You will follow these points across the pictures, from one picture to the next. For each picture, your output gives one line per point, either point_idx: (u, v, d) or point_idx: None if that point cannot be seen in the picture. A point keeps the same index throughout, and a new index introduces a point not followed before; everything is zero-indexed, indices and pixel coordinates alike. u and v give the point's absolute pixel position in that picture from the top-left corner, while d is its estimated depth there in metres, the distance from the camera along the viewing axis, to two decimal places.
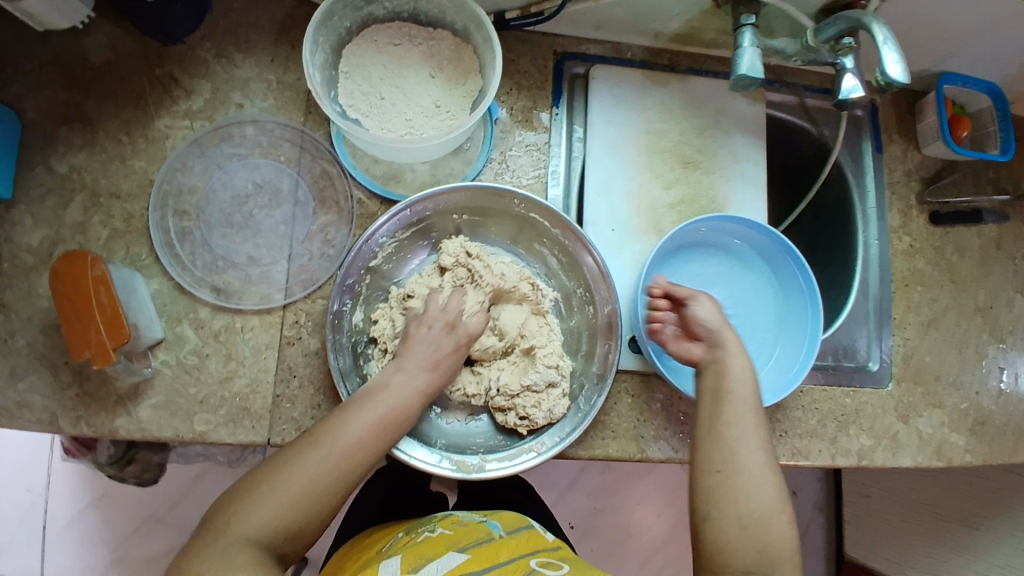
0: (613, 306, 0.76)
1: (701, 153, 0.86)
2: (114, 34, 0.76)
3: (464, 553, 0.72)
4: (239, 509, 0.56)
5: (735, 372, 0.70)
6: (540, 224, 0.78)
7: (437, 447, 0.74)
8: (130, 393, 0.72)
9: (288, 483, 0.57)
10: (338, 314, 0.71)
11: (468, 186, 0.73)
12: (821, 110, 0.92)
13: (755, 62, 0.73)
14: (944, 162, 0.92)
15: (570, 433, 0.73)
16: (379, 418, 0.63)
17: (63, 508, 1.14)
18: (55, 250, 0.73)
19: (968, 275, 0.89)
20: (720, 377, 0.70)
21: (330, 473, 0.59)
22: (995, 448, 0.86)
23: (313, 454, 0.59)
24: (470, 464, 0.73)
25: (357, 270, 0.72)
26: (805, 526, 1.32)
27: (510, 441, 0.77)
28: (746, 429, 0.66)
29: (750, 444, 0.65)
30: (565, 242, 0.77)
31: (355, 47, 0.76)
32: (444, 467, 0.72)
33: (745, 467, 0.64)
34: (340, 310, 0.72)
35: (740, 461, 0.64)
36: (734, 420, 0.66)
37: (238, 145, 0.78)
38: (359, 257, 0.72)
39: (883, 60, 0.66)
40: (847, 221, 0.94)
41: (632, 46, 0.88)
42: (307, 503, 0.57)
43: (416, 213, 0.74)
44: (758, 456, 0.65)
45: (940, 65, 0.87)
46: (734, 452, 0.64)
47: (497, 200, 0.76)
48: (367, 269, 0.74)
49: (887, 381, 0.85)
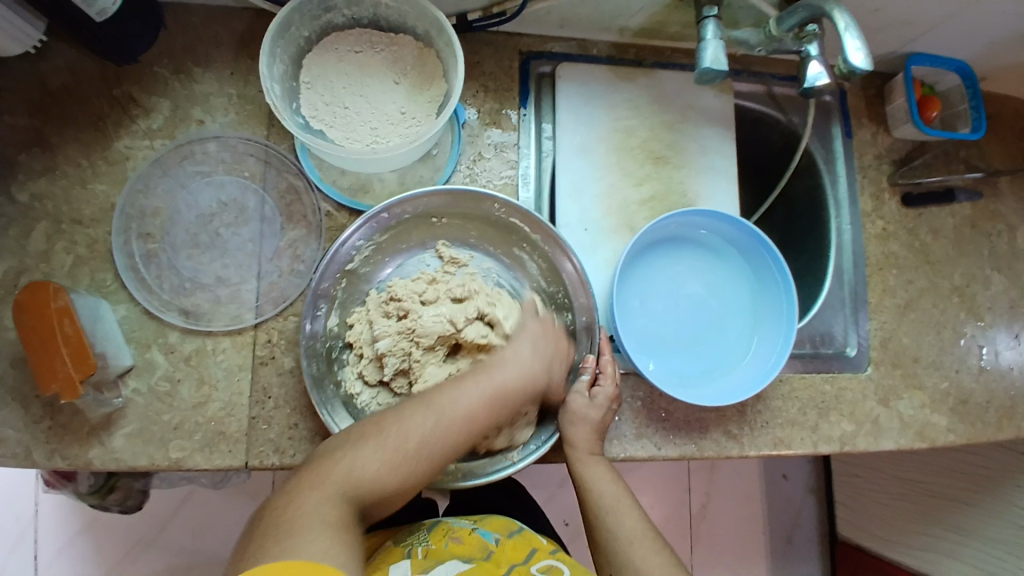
0: (591, 315, 0.76)
1: (672, 147, 0.86)
2: (67, 53, 0.74)
3: (466, 563, 0.74)
4: (308, 484, 0.56)
5: (595, 480, 0.70)
6: (519, 230, 0.76)
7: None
8: (103, 422, 0.70)
9: (396, 439, 0.60)
10: (313, 318, 0.70)
11: (446, 190, 0.72)
12: (789, 99, 0.92)
13: (719, 55, 0.72)
14: (914, 144, 0.92)
15: (546, 444, 0.73)
16: (490, 394, 0.66)
17: (54, 534, 1.11)
18: (18, 281, 0.71)
19: (942, 256, 0.90)
20: (581, 489, 0.71)
21: (440, 435, 0.62)
22: (978, 426, 0.86)
23: (430, 416, 0.62)
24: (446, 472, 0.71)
25: (332, 274, 0.71)
26: (797, 508, 1.33)
27: None
28: (623, 523, 0.68)
29: (627, 538, 0.67)
30: (545, 248, 0.76)
31: (315, 57, 0.75)
32: None
33: (629, 555, 0.65)
34: (315, 313, 0.71)
35: (621, 555, 0.66)
36: (610, 517, 0.68)
37: (200, 163, 0.77)
38: (334, 262, 0.71)
39: (845, 48, 0.66)
40: (821, 207, 0.93)
41: (598, 42, 0.87)
42: (409, 464, 0.60)
43: (394, 217, 0.73)
44: (642, 541, 0.66)
45: (907, 47, 0.87)
46: (616, 548, 0.66)
47: (476, 204, 0.75)
48: (343, 272, 0.73)
49: (865, 367, 0.85)
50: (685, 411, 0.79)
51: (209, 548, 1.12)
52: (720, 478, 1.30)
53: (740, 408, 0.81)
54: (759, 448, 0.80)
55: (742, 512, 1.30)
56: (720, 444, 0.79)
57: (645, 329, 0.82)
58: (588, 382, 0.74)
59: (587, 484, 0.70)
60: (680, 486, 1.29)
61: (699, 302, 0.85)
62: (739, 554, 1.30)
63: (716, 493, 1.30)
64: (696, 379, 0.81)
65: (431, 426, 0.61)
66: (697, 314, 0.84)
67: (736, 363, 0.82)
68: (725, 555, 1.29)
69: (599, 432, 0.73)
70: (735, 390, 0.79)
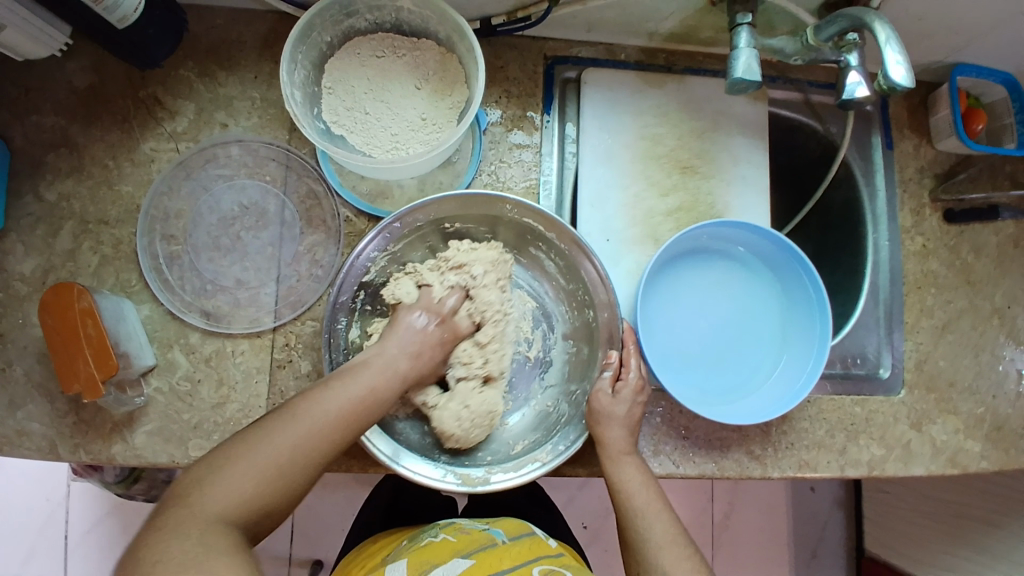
0: (612, 312, 0.73)
1: (700, 156, 0.83)
2: (94, 56, 0.76)
3: (467, 560, 0.73)
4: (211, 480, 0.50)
5: (622, 494, 0.68)
6: (535, 229, 0.75)
7: (441, 461, 0.73)
8: (125, 420, 0.72)
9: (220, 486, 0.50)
10: (332, 332, 0.70)
11: (457, 196, 0.71)
12: (827, 106, 0.89)
13: (751, 64, 0.69)
14: (959, 156, 0.87)
15: (575, 442, 0.72)
16: (357, 397, 0.59)
17: (82, 517, 1.14)
18: (47, 279, 0.73)
19: (984, 276, 0.86)
20: (612, 491, 0.69)
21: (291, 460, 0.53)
22: (1013, 455, 0.82)
23: (295, 423, 0.54)
24: (475, 477, 0.71)
25: (349, 287, 0.71)
26: (822, 523, 1.30)
27: (521, 452, 0.75)
28: (653, 527, 0.65)
29: (657, 542, 0.64)
30: (562, 246, 0.74)
31: (337, 62, 0.75)
32: (449, 481, 0.70)
33: (659, 561, 0.63)
34: (335, 328, 0.70)
35: (650, 560, 0.63)
36: (639, 519, 0.66)
37: (223, 166, 0.77)
38: (351, 274, 0.70)
39: (886, 61, 0.62)
40: (856, 221, 0.90)
41: (626, 46, 0.85)
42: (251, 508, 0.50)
43: (406, 226, 0.72)
44: (673, 546, 0.64)
45: (954, 55, 0.83)
46: (645, 553, 0.64)
47: (487, 207, 0.74)
48: (361, 284, 0.72)
49: (898, 389, 0.82)
50: (705, 428, 0.78)
51: None
52: (744, 489, 1.28)
53: (763, 427, 0.79)
54: (782, 469, 0.78)
55: (765, 525, 1.28)
56: (741, 464, 0.78)
57: (669, 343, 0.80)
58: (613, 377, 0.72)
59: (614, 495, 0.68)
60: (703, 496, 1.27)
61: (725, 315, 0.82)
62: (760, 565, 1.28)
63: (739, 503, 1.28)
64: (718, 399, 0.79)
65: (297, 434, 0.54)
66: (724, 331, 0.82)
67: (761, 380, 0.80)
68: (746, 567, 1.28)
69: (631, 429, 0.71)
70: (761, 409, 0.77)
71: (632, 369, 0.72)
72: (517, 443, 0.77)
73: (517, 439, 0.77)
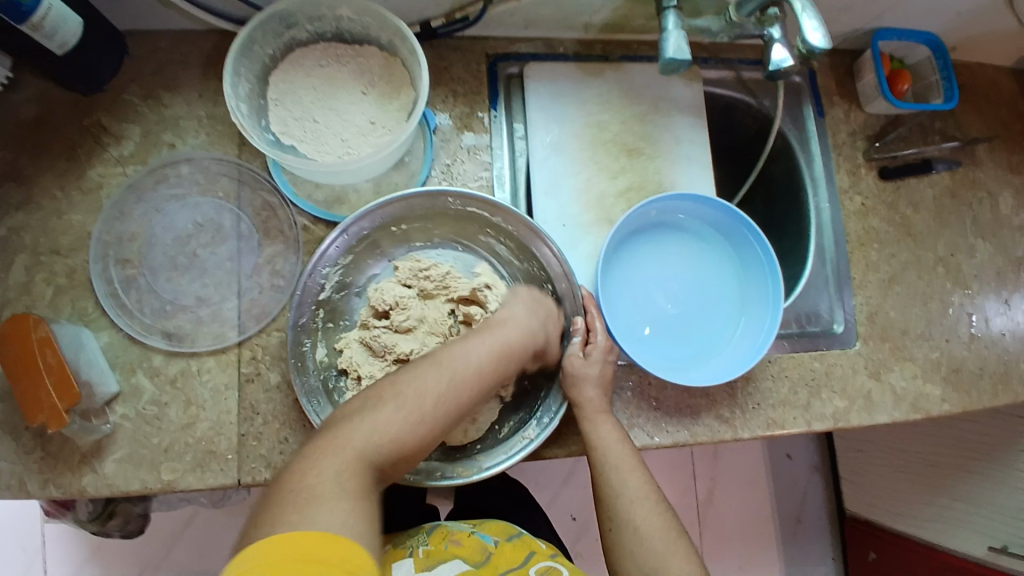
0: (570, 281, 0.76)
1: (644, 139, 0.86)
2: (36, 87, 0.75)
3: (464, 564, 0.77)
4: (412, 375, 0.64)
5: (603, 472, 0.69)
6: (480, 216, 0.77)
7: (432, 459, 0.73)
8: (93, 449, 0.71)
9: (357, 431, 0.58)
10: (299, 354, 0.71)
11: (402, 196, 0.72)
12: (759, 82, 0.92)
13: (681, 44, 0.72)
14: (888, 118, 0.92)
15: (558, 413, 0.74)
16: (498, 347, 0.69)
17: (61, 566, 1.10)
18: (1, 314, 0.72)
19: (924, 228, 0.89)
20: (590, 451, 0.69)
21: (431, 410, 0.62)
22: (972, 395, 0.85)
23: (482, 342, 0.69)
24: (470, 468, 0.72)
25: (308, 307, 0.71)
26: (803, 490, 1.32)
27: (508, 433, 0.76)
28: (627, 483, 0.68)
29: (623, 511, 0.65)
30: (511, 228, 0.76)
31: (283, 74, 0.76)
32: (446, 477, 0.71)
33: (630, 515, 0.67)
34: (300, 349, 0.71)
35: (623, 513, 0.67)
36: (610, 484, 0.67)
37: (175, 186, 0.78)
38: (306, 293, 0.71)
39: (803, 28, 0.66)
40: (797, 188, 0.93)
41: (564, 40, 0.88)
42: (396, 442, 0.59)
43: (354, 235, 0.73)
44: (643, 501, 0.67)
45: (872, 23, 0.87)
46: (617, 504, 0.67)
47: (431, 203, 0.75)
48: (318, 302, 0.73)
49: (853, 342, 0.85)
50: (675, 396, 0.79)
51: (212, 568, 1.12)
52: (724, 465, 1.30)
53: (729, 391, 0.81)
54: (752, 431, 0.80)
55: (749, 497, 1.30)
56: (713, 429, 0.79)
57: (631, 317, 0.82)
58: (581, 343, 0.75)
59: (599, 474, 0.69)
60: (685, 475, 1.28)
61: (685, 286, 0.85)
62: (749, 539, 1.29)
63: (722, 480, 1.29)
64: (684, 363, 0.81)
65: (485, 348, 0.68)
66: (685, 301, 0.84)
67: (725, 342, 0.82)
68: (734, 542, 1.29)
69: (605, 388, 0.72)
70: (727, 368, 0.79)
71: (600, 333, 0.75)
72: (502, 427, 0.77)
73: (502, 422, 0.78)
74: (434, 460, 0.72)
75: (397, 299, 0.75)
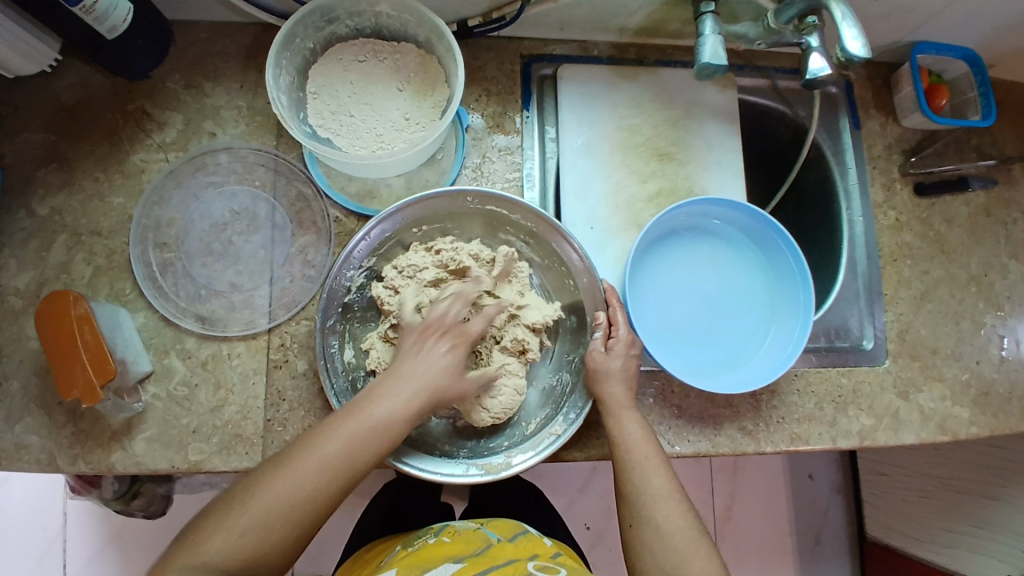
0: (591, 277, 0.76)
1: (675, 143, 0.86)
2: (84, 73, 0.78)
3: (459, 562, 0.73)
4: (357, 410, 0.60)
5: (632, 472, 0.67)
6: (499, 214, 0.77)
7: (461, 457, 0.74)
8: (124, 427, 0.72)
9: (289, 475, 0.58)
10: (327, 357, 0.71)
11: (424, 197, 0.72)
12: (794, 91, 0.92)
13: (718, 49, 0.72)
14: (925, 132, 0.91)
15: (584, 409, 0.74)
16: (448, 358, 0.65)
17: (81, 544, 1.13)
18: (41, 292, 0.74)
19: (958, 245, 0.88)
20: (612, 443, 0.70)
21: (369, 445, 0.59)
22: (1001, 418, 0.84)
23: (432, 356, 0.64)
24: (497, 464, 0.73)
25: (335, 310, 0.72)
26: (822, 510, 1.31)
27: (535, 429, 0.76)
28: (650, 481, 0.67)
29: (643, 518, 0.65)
30: (531, 226, 0.77)
31: (321, 68, 0.77)
32: (473, 474, 0.72)
33: (653, 513, 0.65)
34: (329, 352, 0.72)
35: (645, 510, 0.65)
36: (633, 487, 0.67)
37: (213, 174, 0.79)
38: (332, 297, 0.72)
39: (842, 36, 0.66)
40: (831, 200, 0.93)
41: (598, 42, 0.88)
42: (355, 458, 0.59)
43: (376, 238, 0.73)
44: (667, 499, 0.65)
45: (912, 35, 0.86)
46: (638, 503, 0.66)
47: (450, 202, 0.75)
48: (343, 306, 0.74)
49: (882, 359, 0.84)
50: (698, 404, 0.79)
51: None
52: (742, 479, 1.29)
53: (753, 402, 0.80)
54: (775, 443, 0.80)
55: (766, 514, 1.28)
56: (734, 439, 0.79)
57: (659, 322, 0.82)
58: (604, 338, 0.74)
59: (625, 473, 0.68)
60: (703, 488, 1.27)
61: (712, 290, 0.84)
62: (765, 556, 1.28)
63: (739, 494, 1.28)
64: (708, 369, 0.81)
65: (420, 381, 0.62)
66: (712, 306, 0.84)
67: (755, 349, 0.82)
68: (750, 558, 1.27)
69: (629, 384, 0.72)
70: (757, 374, 0.79)
71: (621, 326, 0.74)
72: (530, 422, 0.78)
73: (528, 419, 0.78)
74: (461, 457, 0.73)
75: (457, 256, 0.74)
